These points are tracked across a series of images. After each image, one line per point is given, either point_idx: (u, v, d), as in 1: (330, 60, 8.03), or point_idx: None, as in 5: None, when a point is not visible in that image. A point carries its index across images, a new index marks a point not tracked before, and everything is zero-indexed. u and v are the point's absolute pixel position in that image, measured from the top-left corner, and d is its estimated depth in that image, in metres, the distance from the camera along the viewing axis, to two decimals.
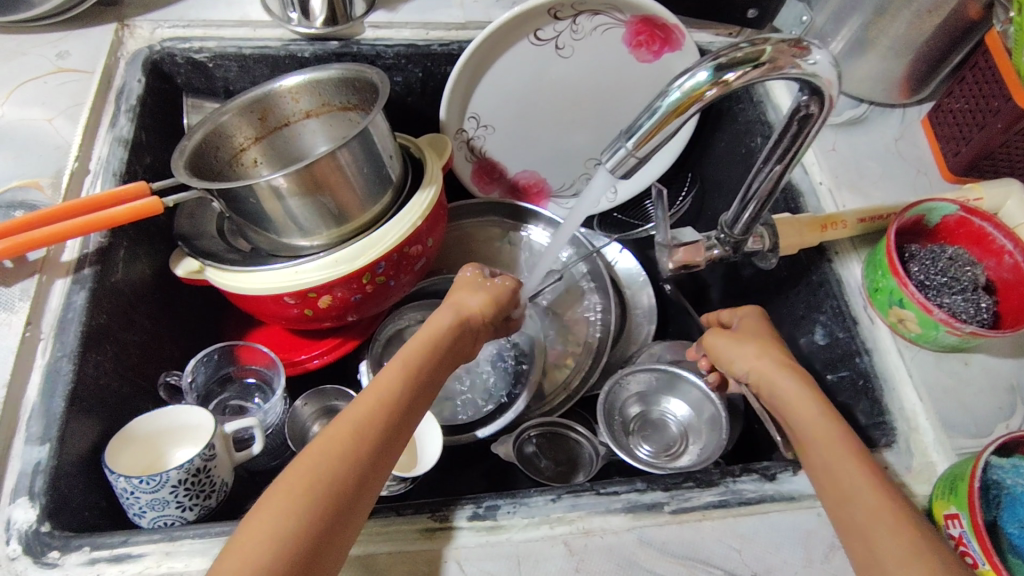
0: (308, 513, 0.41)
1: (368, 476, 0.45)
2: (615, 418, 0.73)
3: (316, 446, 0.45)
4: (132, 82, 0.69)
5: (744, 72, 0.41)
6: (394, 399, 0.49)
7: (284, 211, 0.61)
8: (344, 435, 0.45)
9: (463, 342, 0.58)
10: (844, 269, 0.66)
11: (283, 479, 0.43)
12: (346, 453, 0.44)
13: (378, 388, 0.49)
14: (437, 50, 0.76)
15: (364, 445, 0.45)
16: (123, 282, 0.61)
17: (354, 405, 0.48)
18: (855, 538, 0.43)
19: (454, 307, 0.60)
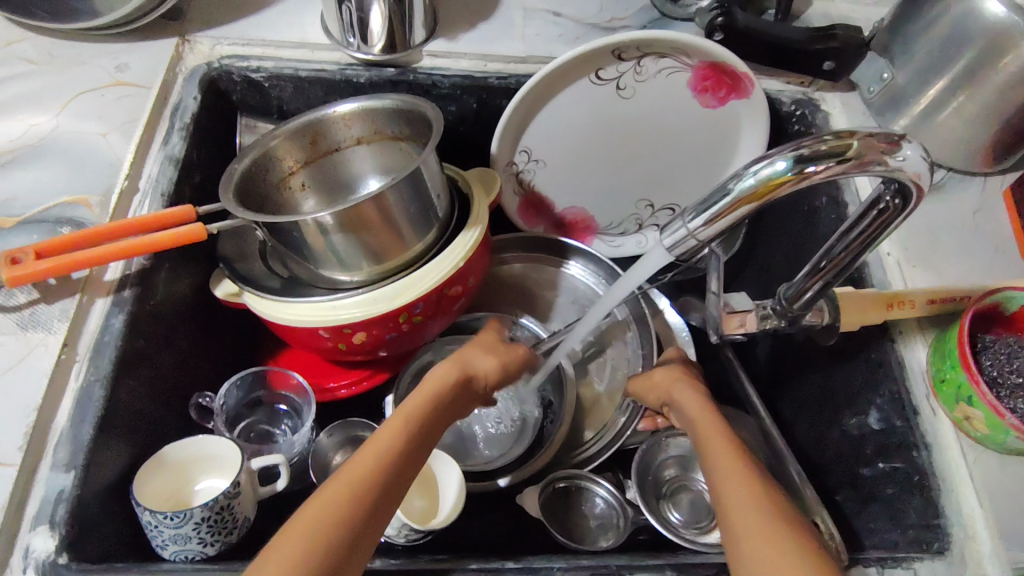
0: (328, 543, 0.42)
1: (374, 523, 0.45)
2: (648, 480, 0.72)
3: (323, 492, 0.45)
4: (187, 100, 0.68)
5: (827, 166, 0.38)
6: (399, 447, 0.49)
7: (326, 245, 0.60)
8: (353, 480, 0.46)
9: (463, 400, 0.60)
10: (907, 352, 0.62)
11: (290, 525, 0.43)
12: (354, 494, 0.45)
13: (383, 437, 0.50)
14: (494, 83, 0.75)
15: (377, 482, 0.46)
16: (162, 303, 0.61)
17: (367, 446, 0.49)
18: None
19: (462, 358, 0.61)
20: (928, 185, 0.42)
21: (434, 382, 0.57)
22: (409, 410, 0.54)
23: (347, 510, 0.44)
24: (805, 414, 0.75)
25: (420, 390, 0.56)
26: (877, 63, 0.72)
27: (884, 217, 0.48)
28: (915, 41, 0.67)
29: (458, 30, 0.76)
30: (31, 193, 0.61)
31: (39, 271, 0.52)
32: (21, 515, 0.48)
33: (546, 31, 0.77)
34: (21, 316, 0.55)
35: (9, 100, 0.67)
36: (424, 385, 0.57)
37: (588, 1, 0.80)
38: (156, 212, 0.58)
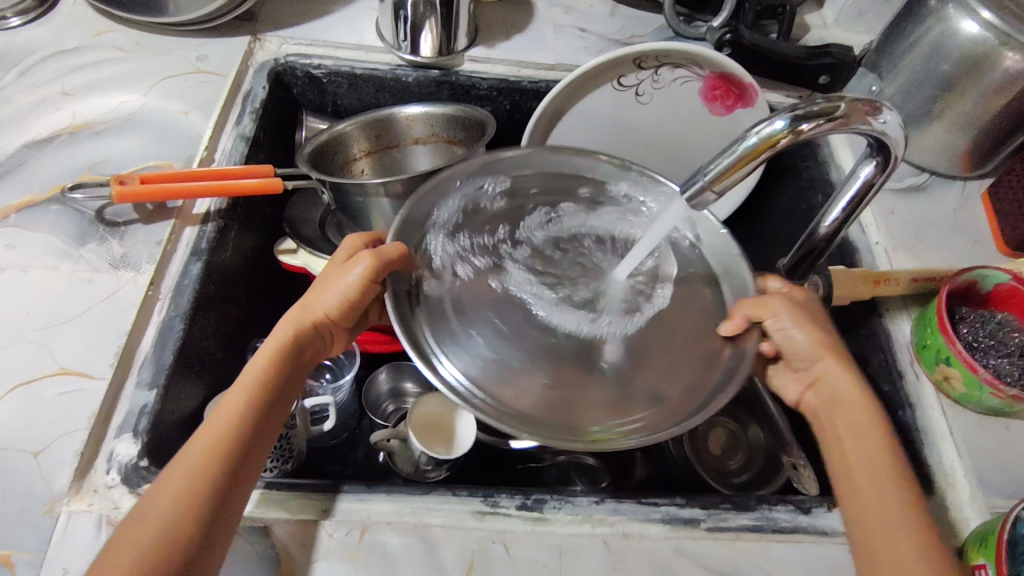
0: (154, 537, 0.42)
1: (228, 502, 0.46)
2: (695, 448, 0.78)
3: (154, 492, 0.44)
4: (257, 88, 0.78)
5: (818, 124, 0.45)
6: (235, 438, 0.47)
7: (383, 211, 0.70)
8: (180, 476, 0.45)
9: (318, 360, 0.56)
10: (894, 326, 0.69)
11: (135, 513, 0.44)
12: (188, 490, 0.44)
13: (226, 415, 0.48)
14: (526, 86, 0.83)
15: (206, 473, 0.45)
16: (229, 260, 0.69)
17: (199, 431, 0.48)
18: (871, 538, 0.46)
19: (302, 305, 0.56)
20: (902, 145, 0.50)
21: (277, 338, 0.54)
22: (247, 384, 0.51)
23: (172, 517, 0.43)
24: None
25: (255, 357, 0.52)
26: (866, 78, 0.81)
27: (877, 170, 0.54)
28: (901, 58, 0.76)
29: (496, 39, 0.85)
30: (121, 158, 0.69)
31: (143, 193, 0.63)
32: (107, 423, 0.55)
33: (574, 44, 0.86)
34: (114, 257, 0.63)
35: (102, 80, 0.76)
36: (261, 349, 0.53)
37: (611, 20, 0.89)
38: (239, 166, 0.69)
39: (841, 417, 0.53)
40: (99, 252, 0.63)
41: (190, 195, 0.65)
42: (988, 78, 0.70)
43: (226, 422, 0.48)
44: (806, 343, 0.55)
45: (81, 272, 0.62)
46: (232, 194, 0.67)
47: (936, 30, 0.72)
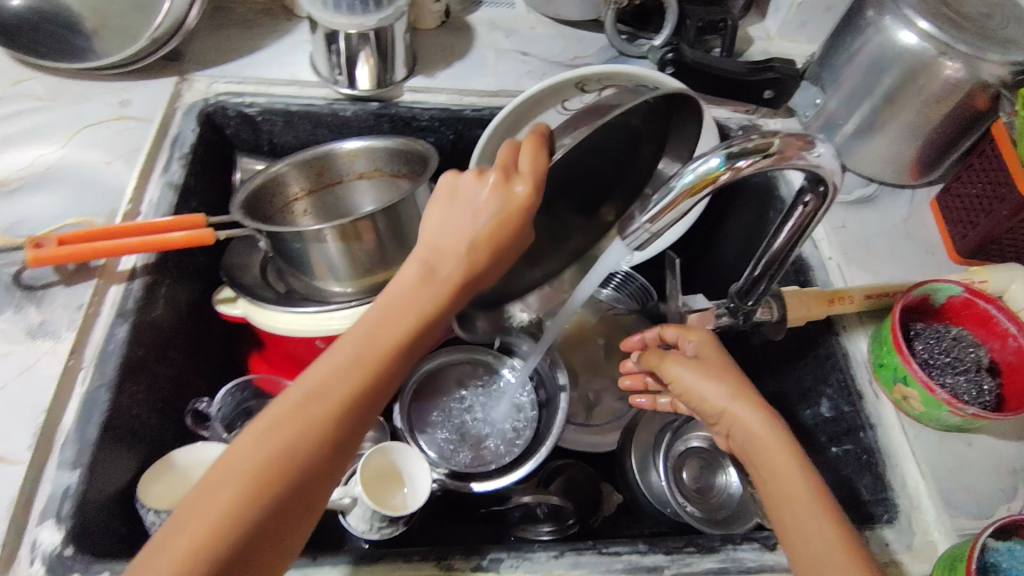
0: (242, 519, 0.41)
1: (316, 482, 0.44)
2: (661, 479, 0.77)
3: (242, 453, 0.43)
4: (186, 132, 0.74)
5: (754, 160, 0.44)
6: (339, 424, 0.45)
7: (324, 255, 0.67)
8: (270, 457, 0.43)
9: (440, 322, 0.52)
10: (850, 344, 0.68)
11: (221, 470, 0.42)
12: (280, 471, 0.43)
13: (327, 392, 0.45)
14: (469, 115, 0.82)
15: (303, 459, 0.43)
16: (160, 317, 0.65)
17: (302, 394, 0.45)
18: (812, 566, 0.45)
19: (445, 263, 0.51)
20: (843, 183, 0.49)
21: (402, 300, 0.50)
22: (359, 344, 0.47)
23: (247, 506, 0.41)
24: None
25: (374, 334, 0.48)
26: (810, 92, 0.81)
27: (809, 208, 0.52)
28: (842, 69, 0.76)
29: (436, 67, 0.83)
30: (39, 216, 0.65)
31: (62, 255, 0.59)
32: (27, 510, 0.51)
33: (516, 69, 0.84)
34: (32, 326, 0.59)
35: (18, 133, 0.72)
36: (386, 318, 0.49)
37: (553, 42, 0.88)
38: (169, 217, 0.66)
39: (749, 443, 0.52)
40: (16, 321, 0.59)
41: (115, 254, 0.61)
42: (927, 88, 0.70)
43: (330, 395, 0.45)
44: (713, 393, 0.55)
45: None
46: (159, 249, 0.64)
47: (875, 40, 0.71)
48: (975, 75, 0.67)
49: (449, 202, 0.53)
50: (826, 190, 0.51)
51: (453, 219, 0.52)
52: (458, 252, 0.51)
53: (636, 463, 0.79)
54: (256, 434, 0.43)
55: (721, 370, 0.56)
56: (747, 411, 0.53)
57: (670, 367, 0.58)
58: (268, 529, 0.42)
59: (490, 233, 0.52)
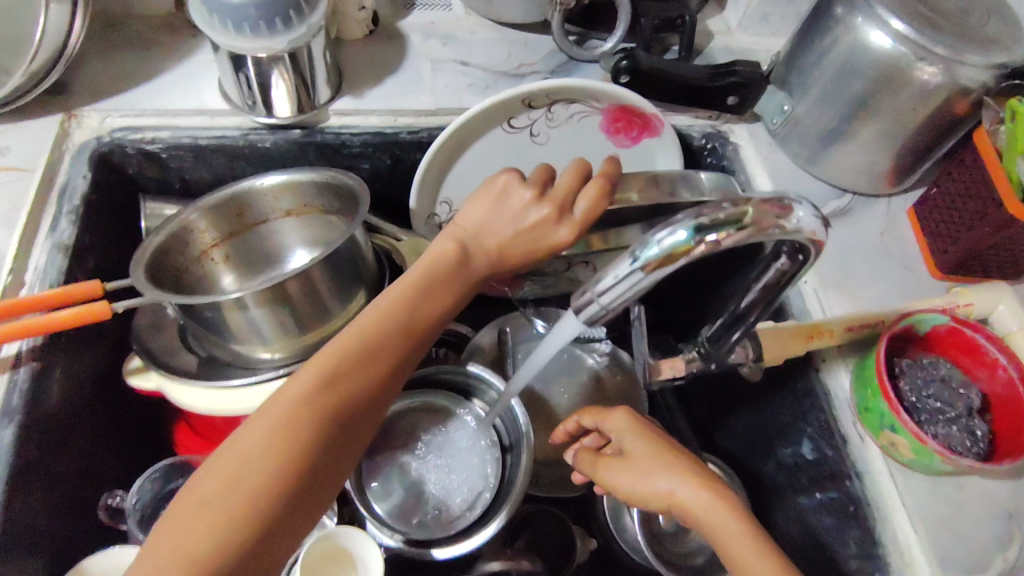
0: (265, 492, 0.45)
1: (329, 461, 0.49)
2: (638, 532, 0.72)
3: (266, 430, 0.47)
4: (75, 180, 0.64)
5: (727, 234, 0.36)
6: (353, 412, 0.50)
7: (245, 321, 0.59)
8: (294, 435, 0.47)
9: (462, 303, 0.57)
10: (831, 380, 0.63)
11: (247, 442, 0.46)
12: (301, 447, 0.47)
13: (346, 375, 0.50)
14: (405, 138, 0.73)
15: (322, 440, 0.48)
16: (58, 407, 0.57)
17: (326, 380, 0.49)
18: None
19: (463, 270, 0.56)
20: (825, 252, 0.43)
21: (434, 286, 0.55)
22: (383, 314, 0.52)
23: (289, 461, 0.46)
24: (742, 445, 0.76)
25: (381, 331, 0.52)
26: (777, 97, 0.74)
27: (784, 270, 0.46)
28: (810, 71, 0.69)
29: (365, 85, 0.74)
30: None
31: None
32: None
33: (455, 82, 0.75)
34: None
35: None
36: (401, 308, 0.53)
37: (495, 49, 0.79)
38: (59, 287, 0.57)
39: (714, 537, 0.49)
40: None
41: None
42: (904, 94, 0.63)
43: (354, 379, 0.50)
44: (655, 482, 0.53)
45: None
46: (50, 330, 0.55)
47: (846, 40, 0.64)
48: (955, 79, 0.61)
49: (497, 205, 0.55)
50: (806, 258, 0.45)
51: (496, 220, 0.55)
52: (490, 251, 0.56)
53: (610, 509, 0.74)
54: (291, 396, 0.48)
55: (654, 460, 0.55)
56: (691, 485, 0.52)
57: (604, 472, 0.57)
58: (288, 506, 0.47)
59: (527, 243, 0.54)
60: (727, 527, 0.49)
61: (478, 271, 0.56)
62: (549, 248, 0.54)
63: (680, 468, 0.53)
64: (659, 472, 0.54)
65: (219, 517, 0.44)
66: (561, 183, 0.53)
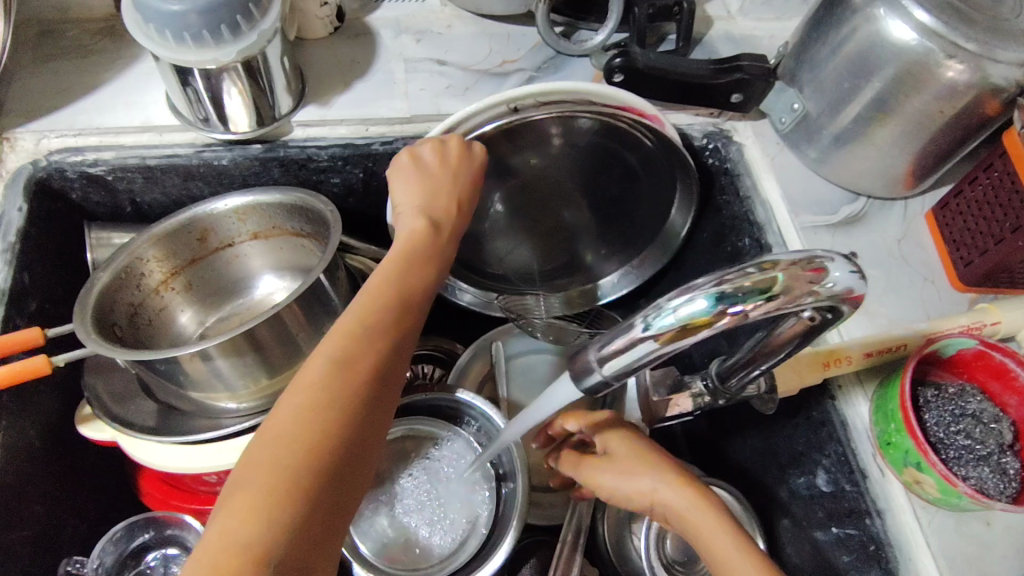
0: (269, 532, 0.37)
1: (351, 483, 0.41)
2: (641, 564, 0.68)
3: (259, 455, 0.39)
4: (10, 212, 0.58)
5: (753, 304, 0.32)
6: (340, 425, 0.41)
7: (208, 371, 0.53)
8: (292, 446, 0.39)
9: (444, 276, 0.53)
10: (849, 408, 0.58)
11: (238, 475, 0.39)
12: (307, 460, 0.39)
13: (344, 368, 0.42)
14: (377, 149, 0.66)
15: (324, 464, 0.40)
16: (1, 471, 0.51)
17: (313, 388, 0.41)
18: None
19: (421, 246, 0.51)
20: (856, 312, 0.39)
21: (409, 251, 0.50)
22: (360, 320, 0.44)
23: (326, 447, 0.40)
24: (749, 468, 0.71)
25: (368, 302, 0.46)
26: (786, 94, 0.67)
27: (811, 324, 0.41)
28: (821, 67, 0.63)
29: (332, 92, 0.67)
30: None
31: None
32: None
33: (432, 85, 0.68)
34: None
35: None
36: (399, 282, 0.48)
37: (476, 45, 0.72)
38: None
39: (687, 528, 0.48)
40: None
41: None
42: (928, 93, 0.57)
43: (341, 382, 0.41)
44: (645, 486, 0.51)
45: None
46: None
47: (863, 33, 0.58)
48: (985, 77, 0.55)
49: (407, 182, 0.55)
50: (835, 315, 0.40)
51: (432, 189, 0.54)
52: (434, 209, 0.54)
53: (611, 536, 0.69)
54: (306, 383, 0.41)
55: (642, 464, 0.52)
56: (671, 477, 0.51)
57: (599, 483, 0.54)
58: (306, 543, 0.38)
59: (453, 197, 0.55)
60: (698, 512, 0.48)
61: (450, 239, 0.55)
62: (480, 169, 0.56)
63: (649, 460, 0.52)
64: (646, 476, 0.51)
65: (246, 510, 0.37)
66: (452, 154, 0.55)
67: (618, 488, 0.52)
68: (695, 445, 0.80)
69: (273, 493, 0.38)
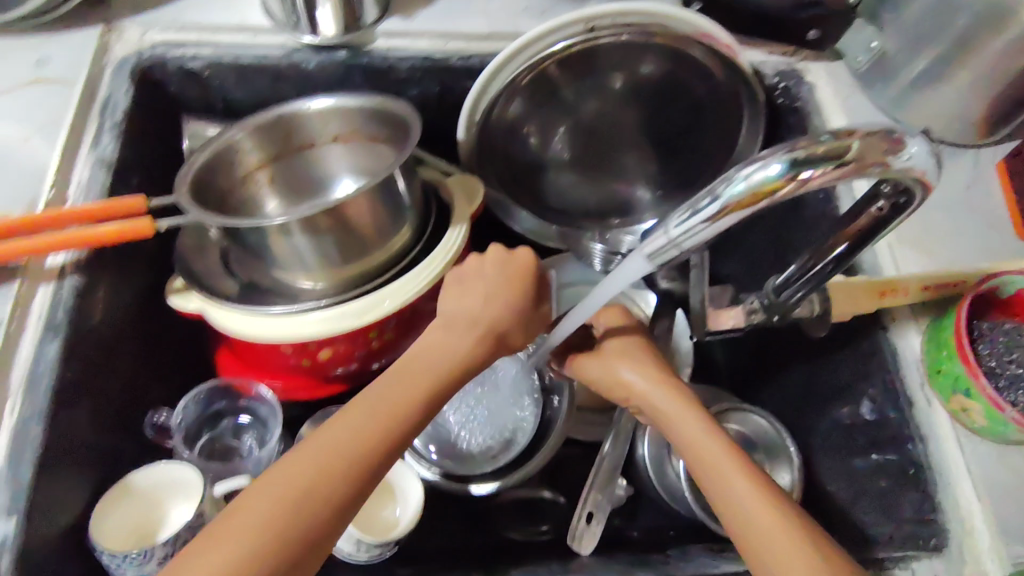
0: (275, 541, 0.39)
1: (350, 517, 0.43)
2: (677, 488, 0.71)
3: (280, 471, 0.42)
4: (116, 94, 0.62)
5: (825, 170, 0.35)
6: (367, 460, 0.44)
7: (291, 248, 0.57)
8: (314, 465, 0.42)
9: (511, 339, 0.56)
10: (900, 340, 0.59)
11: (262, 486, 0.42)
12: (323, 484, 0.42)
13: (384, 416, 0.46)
14: (455, 64, 0.69)
15: (341, 486, 0.42)
16: (102, 323, 0.56)
17: (339, 427, 0.44)
18: (766, 548, 0.43)
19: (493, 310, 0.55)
20: (929, 197, 0.43)
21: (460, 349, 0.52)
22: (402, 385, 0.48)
23: (341, 484, 0.42)
24: (791, 403, 0.73)
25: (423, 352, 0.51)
26: (865, 33, 0.68)
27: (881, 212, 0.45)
28: (902, 5, 0.63)
29: (416, 7, 0.70)
30: None
31: None
32: None
33: (510, 7, 0.71)
34: None
35: None
36: (446, 343, 0.52)
37: None
38: (102, 201, 0.56)
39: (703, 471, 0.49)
40: None
41: (34, 252, 0.52)
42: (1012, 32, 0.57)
43: (365, 440, 0.44)
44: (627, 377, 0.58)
45: None
46: (86, 243, 0.53)
47: None
48: None
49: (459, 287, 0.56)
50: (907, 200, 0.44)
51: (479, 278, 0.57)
52: (486, 317, 0.54)
53: (652, 458, 0.72)
54: (336, 432, 0.44)
55: (621, 353, 0.60)
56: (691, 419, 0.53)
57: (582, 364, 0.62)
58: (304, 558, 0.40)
59: (519, 272, 0.57)
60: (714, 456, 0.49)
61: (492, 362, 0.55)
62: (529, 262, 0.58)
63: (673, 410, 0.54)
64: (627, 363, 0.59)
65: (265, 518, 0.40)
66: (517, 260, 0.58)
67: (599, 371, 0.60)
68: (738, 383, 0.81)
69: (289, 506, 0.41)
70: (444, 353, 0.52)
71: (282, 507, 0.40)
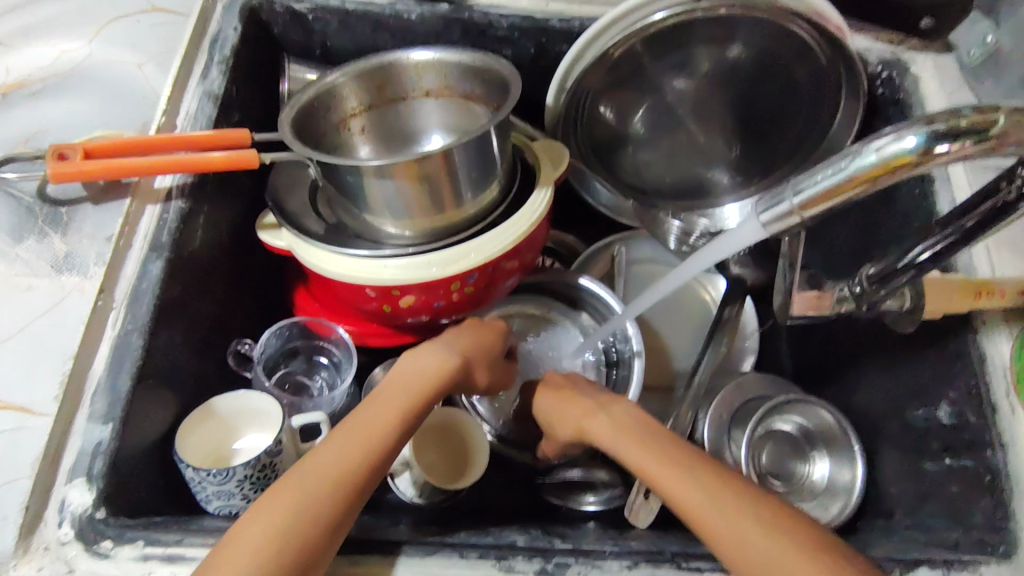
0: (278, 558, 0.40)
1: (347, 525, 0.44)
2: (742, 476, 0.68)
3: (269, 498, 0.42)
4: (226, 30, 0.64)
5: (963, 145, 0.35)
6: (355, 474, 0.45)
7: (382, 193, 0.57)
8: (310, 484, 0.43)
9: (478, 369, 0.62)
10: (989, 344, 0.57)
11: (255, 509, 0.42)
12: (321, 498, 0.42)
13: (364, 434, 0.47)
14: (555, 25, 0.69)
15: (337, 499, 0.43)
16: (200, 249, 0.58)
17: (322, 452, 0.45)
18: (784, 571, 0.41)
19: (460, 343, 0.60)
20: None
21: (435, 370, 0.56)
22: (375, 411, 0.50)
23: (330, 505, 0.43)
24: (861, 401, 0.72)
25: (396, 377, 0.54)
26: (980, 26, 0.67)
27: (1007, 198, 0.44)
28: None
29: None
30: (69, 128, 0.59)
31: (87, 170, 0.52)
32: (58, 465, 0.46)
33: None
34: (56, 258, 0.53)
35: (39, 25, 0.65)
36: (415, 363, 0.56)
37: None
38: (210, 131, 0.57)
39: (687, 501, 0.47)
40: (39, 251, 0.53)
41: (146, 173, 0.53)
42: None
43: (344, 461, 0.45)
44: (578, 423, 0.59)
45: (18, 276, 0.52)
46: (193, 169, 0.55)
47: None
48: None
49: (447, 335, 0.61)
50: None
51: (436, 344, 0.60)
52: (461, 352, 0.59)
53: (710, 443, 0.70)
54: (318, 458, 0.45)
55: (566, 402, 0.61)
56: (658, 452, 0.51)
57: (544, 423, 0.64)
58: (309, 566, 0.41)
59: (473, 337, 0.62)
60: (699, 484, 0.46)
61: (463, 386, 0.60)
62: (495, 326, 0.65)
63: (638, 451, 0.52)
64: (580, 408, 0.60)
65: (261, 535, 0.40)
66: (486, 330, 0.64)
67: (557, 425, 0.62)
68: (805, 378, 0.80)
69: (289, 524, 0.41)
70: (420, 375, 0.55)
71: (280, 529, 0.41)
